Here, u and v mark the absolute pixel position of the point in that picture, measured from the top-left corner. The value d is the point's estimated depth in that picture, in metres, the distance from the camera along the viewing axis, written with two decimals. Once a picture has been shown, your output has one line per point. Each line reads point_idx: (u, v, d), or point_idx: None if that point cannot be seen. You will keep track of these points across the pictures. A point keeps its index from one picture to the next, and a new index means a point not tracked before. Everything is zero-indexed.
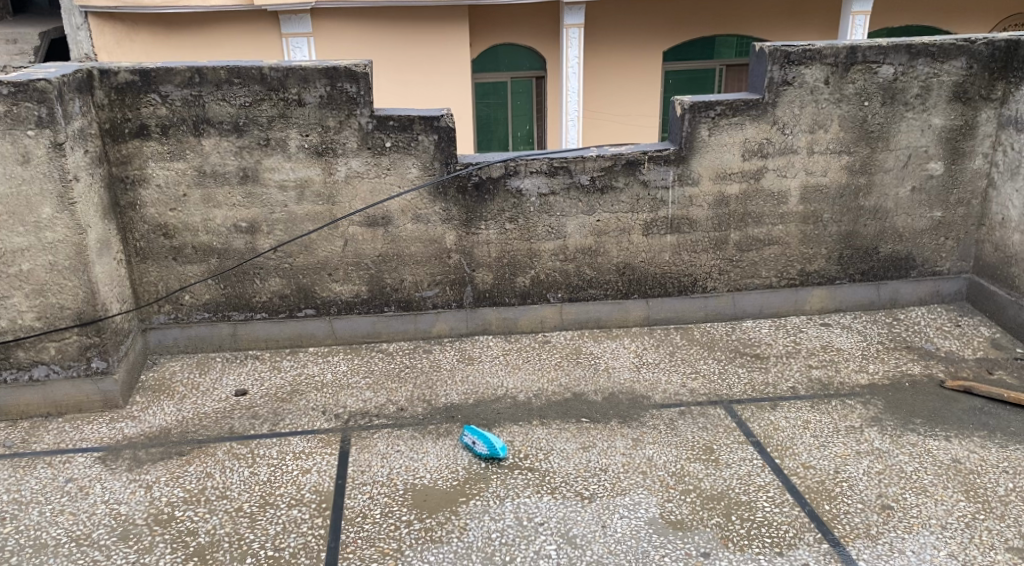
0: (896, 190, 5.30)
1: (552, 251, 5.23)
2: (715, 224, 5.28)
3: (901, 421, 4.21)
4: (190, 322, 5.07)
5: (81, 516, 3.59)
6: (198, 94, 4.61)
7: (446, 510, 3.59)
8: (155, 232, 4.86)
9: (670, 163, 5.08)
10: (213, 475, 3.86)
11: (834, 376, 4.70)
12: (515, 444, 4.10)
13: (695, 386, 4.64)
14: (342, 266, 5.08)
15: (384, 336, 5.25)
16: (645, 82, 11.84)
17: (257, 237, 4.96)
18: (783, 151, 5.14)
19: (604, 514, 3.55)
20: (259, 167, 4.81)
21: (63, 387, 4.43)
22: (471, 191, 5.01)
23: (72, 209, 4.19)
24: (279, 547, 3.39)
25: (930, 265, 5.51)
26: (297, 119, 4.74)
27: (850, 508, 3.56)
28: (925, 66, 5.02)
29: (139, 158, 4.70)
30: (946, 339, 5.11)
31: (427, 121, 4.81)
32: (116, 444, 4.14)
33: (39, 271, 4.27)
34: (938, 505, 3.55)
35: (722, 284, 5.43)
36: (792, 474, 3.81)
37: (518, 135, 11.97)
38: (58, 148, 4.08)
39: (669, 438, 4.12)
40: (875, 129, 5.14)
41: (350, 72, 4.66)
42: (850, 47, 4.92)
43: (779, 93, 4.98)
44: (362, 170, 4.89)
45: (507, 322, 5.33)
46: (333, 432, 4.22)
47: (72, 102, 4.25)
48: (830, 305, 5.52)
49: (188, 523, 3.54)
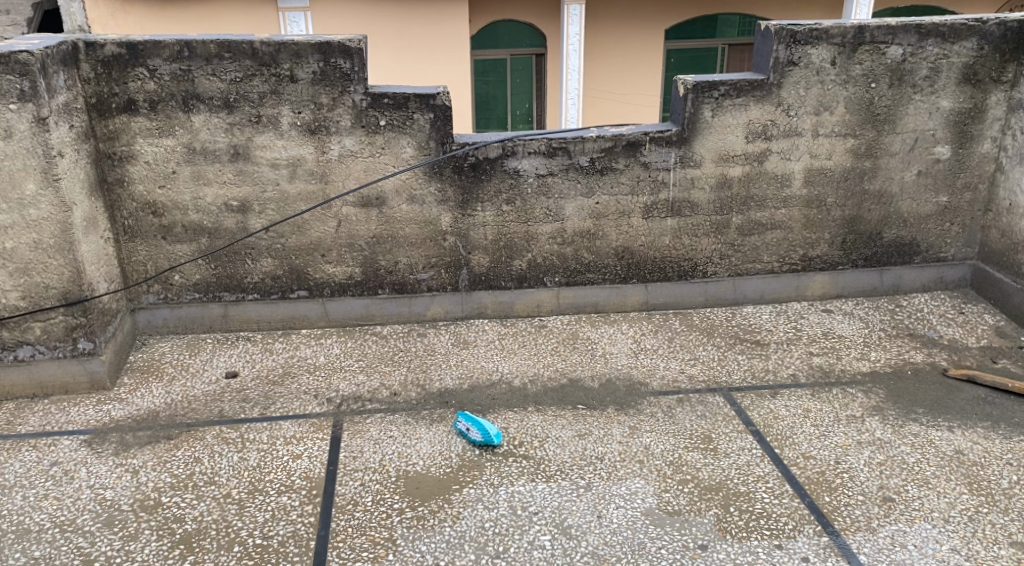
0: (902, 174, 5.19)
1: (550, 234, 5.12)
2: (717, 207, 5.17)
3: (903, 411, 4.14)
4: (180, 303, 4.97)
5: (66, 501, 3.51)
6: (187, 68, 4.47)
7: (439, 498, 3.52)
8: (143, 211, 4.74)
9: (672, 145, 4.96)
10: (201, 460, 3.79)
11: (835, 363, 4.62)
12: (510, 431, 4.02)
13: (694, 372, 4.57)
14: (336, 247, 4.97)
15: (378, 319, 5.16)
16: (645, 60, 11.66)
17: (248, 217, 4.84)
18: (788, 133, 5.02)
19: (599, 504, 3.47)
20: (250, 145, 4.69)
21: (49, 368, 4.34)
22: (468, 171, 4.89)
23: (56, 186, 4.07)
24: (267, 536, 3.31)
25: (935, 251, 5.41)
26: (290, 95, 4.61)
27: (851, 500, 3.49)
28: (935, 47, 4.89)
29: (127, 134, 4.57)
30: (949, 327, 5.03)
31: (423, 98, 4.68)
32: (102, 427, 4.06)
33: (24, 250, 4.16)
34: (940, 497, 3.48)
35: (722, 269, 5.33)
36: (792, 464, 3.74)
37: (516, 113, 11.77)
38: (41, 122, 3.95)
39: (667, 426, 4.04)
40: (882, 111, 5.02)
41: (344, 47, 4.53)
42: (858, 27, 4.78)
43: (784, 73, 4.85)
44: (356, 149, 4.77)
45: (503, 306, 5.25)
46: (325, 417, 4.14)
47: (56, 76, 4.12)
48: (833, 291, 5.43)
49: (175, 510, 3.46)
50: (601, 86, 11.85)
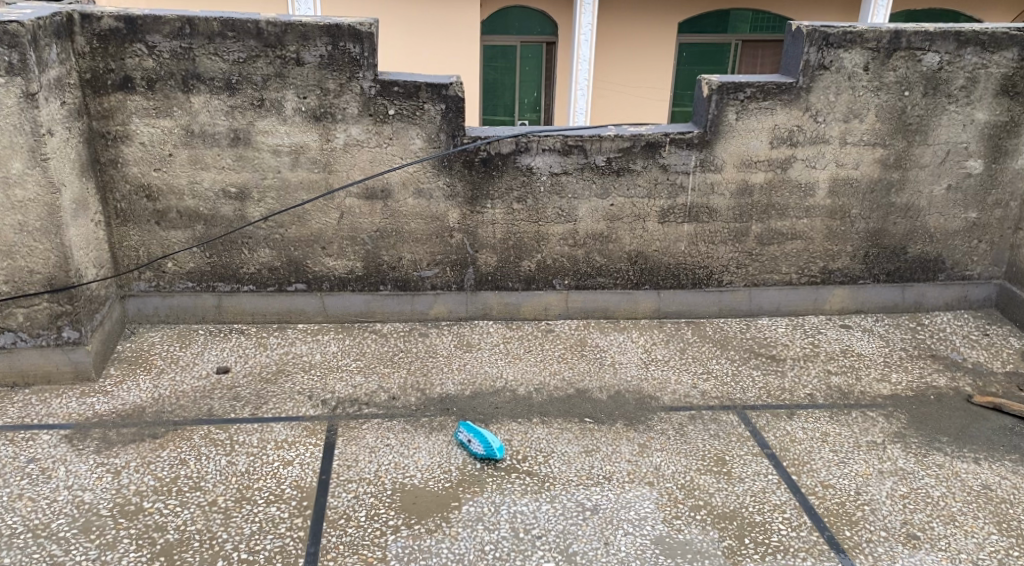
0: (931, 188, 4.97)
1: (562, 235, 4.90)
2: (736, 214, 4.95)
3: (926, 439, 3.94)
4: (172, 291, 4.76)
5: (41, 503, 3.31)
6: (188, 46, 4.24)
7: (437, 517, 3.32)
8: (136, 194, 4.52)
9: (693, 147, 4.73)
10: (187, 462, 3.59)
11: (855, 385, 4.41)
12: (514, 444, 3.82)
13: (707, 388, 4.35)
14: (337, 240, 4.76)
15: (378, 316, 4.96)
16: (658, 54, 11.39)
17: (246, 205, 4.62)
18: (814, 140, 4.79)
19: (606, 530, 3.28)
20: (251, 129, 4.46)
21: (31, 356, 4.14)
22: (478, 166, 4.66)
23: (45, 166, 3.85)
24: (253, 550, 3.12)
25: (960, 268, 5.20)
26: (295, 79, 4.38)
27: (872, 536, 3.30)
28: (973, 56, 4.66)
29: (123, 113, 4.33)
30: (973, 350, 4.83)
31: (434, 88, 4.45)
32: (84, 422, 3.85)
33: (8, 231, 3.94)
34: (968, 537, 3.29)
35: (738, 279, 5.12)
36: (810, 493, 3.54)
37: (523, 102, 11.53)
38: (30, 98, 3.72)
39: (679, 445, 3.85)
40: (914, 121, 4.79)
41: (354, 30, 4.29)
42: (895, 32, 4.55)
43: (814, 77, 4.62)
44: (362, 138, 4.54)
45: (509, 308, 5.04)
46: (319, 420, 3.94)
47: (48, 48, 3.89)
48: (851, 305, 5.23)
49: (156, 517, 3.26)
50: (612, 78, 11.60)
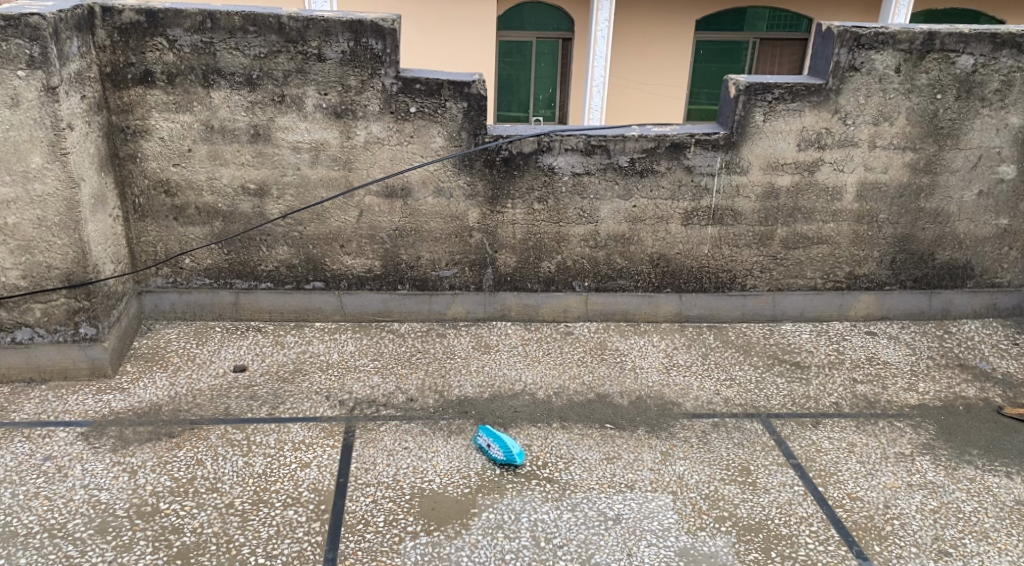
0: (962, 193, 4.85)
1: (582, 236, 4.83)
2: (761, 218, 4.85)
3: (956, 452, 3.85)
4: (189, 287, 4.72)
5: (57, 502, 3.28)
6: (209, 40, 4.19)
7: (456, 524, 3.26)
8: (155, 189, 4.48)
9: (718, 149, 4.65)
10: (204, 463, 3.55)
11: (881, 394, 4.31)
12: (533, 450, 3.75)
13: (730, 395, 4.27)
14: (356, 238, 4.70)
15: (396, 315, 4.90)
16: (675, 51, 11.28)
17: (265, 202, 4.57)
18: (842, 142, 4.69)
19: (629, 541, 3.22)
20: (271, 125, 4.41)
21: (48, 352, 4.11)
22: (500, 166, 4.60)
23: (64, 160, 3.81)
24: (271, 554, 3.07)
25: (989, 276, 5.08)
26: (316, 76, 4.32)
27: (903, 551, 3.21)
28: (1009, 58, 4.54)
29: (142, 107, 4.29)
30: (1002, 360, 4.72)
31: (457, 86, 4.38)
32: (101, 420, 3.82)
33: (27, 226, 3.91)
34: (1001, 555, 3.20)
35: (762, 284, 5.03)
36: (837, 505, 3.46)
37: (539, 98, 11.45)
38: (50, 92, 3.68)
39: (702, 454, 3.77)
40: (946, 125, 4.69)
41: (376, 27, 4.23)
42: (928, 34, 4.45)
43: (844, 79, 4.52)
44: (383, 136, 4.48)
45: (528, 309, 4.97)
46: (336, 421, 3.90)
47: (69, 42, 3.85)
48: (876, 312, 5.13)
49: (173, 518, 3.22)
50: (628, 75, 11.49)
